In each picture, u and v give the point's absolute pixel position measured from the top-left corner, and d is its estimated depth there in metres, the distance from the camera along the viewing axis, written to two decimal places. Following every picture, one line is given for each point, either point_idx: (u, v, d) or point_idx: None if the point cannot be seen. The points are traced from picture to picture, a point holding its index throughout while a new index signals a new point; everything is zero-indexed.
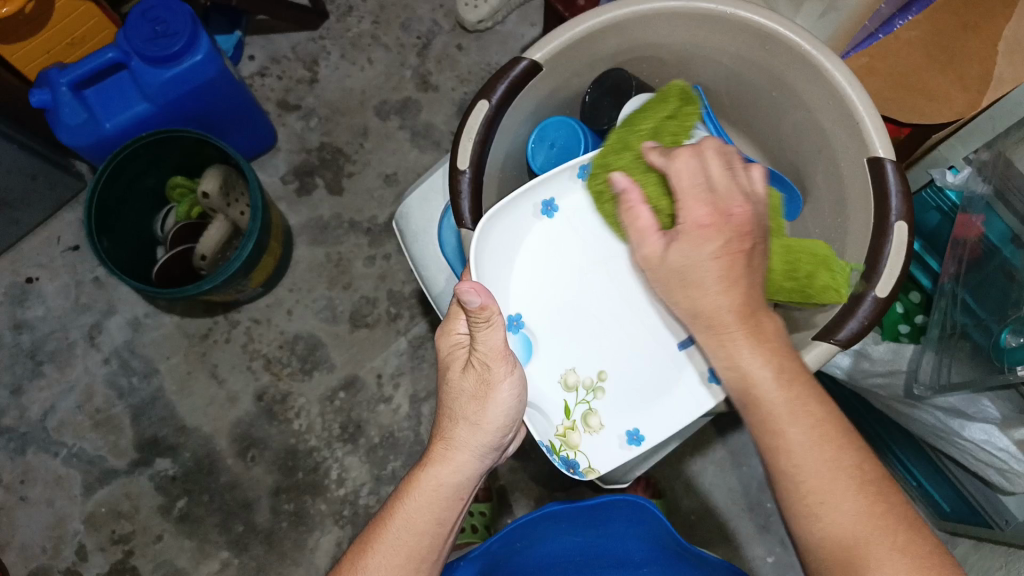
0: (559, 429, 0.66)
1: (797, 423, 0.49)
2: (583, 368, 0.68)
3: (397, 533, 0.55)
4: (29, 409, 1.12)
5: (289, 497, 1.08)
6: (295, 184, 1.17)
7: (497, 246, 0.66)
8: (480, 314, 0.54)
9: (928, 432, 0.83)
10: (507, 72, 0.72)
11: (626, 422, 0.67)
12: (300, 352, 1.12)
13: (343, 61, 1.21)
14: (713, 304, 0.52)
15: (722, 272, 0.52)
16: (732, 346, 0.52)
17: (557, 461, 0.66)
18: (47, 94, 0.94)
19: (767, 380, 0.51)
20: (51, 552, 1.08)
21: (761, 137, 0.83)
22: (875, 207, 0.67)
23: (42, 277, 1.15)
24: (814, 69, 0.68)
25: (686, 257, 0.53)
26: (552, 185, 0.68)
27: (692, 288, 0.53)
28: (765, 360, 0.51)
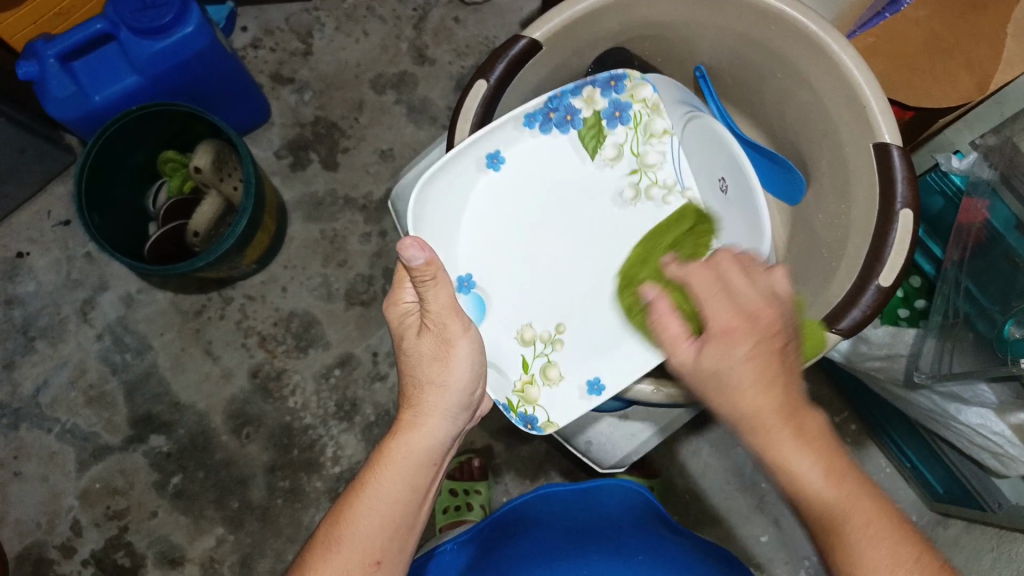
0: (517, 385, 0.70)
1: (871, 540, 0.44)
2: (539, 323, 0.71)
3: (370, 502, 0.54)
4: (22, 385, 1.11)
5: (284, 474, 1.08)
6: (288, 159, 1.15)
7: (440, 203, 0.71)
8: (425, 271, 0.53)
9: (927, 417, 0.83)
10: (507, 50, 0.71)
11: (587, 371, 0.70)
12: (295, 329, 1.11)
13: (338, 33, 1.18)
14: (750, 409, 0.47)
15: (757, 376, 0.47)
16: (781, 451, 0.46)
17: (515, 418, 0.70)
18: (33, 66, 0.91)
19: (819, 484, 0.45)
20: (46, 528, 1.08)
21: (763, 118, 0.81)
22: (880, 193, 0.66)
23: (33, 252, 1.13)
24: (820, 50, 0.67)
25: (719, 364, 0.49)
26: (497, 137, 0.72)
27: (731, 395, 0.48)
28: (820, 466, 0.46)
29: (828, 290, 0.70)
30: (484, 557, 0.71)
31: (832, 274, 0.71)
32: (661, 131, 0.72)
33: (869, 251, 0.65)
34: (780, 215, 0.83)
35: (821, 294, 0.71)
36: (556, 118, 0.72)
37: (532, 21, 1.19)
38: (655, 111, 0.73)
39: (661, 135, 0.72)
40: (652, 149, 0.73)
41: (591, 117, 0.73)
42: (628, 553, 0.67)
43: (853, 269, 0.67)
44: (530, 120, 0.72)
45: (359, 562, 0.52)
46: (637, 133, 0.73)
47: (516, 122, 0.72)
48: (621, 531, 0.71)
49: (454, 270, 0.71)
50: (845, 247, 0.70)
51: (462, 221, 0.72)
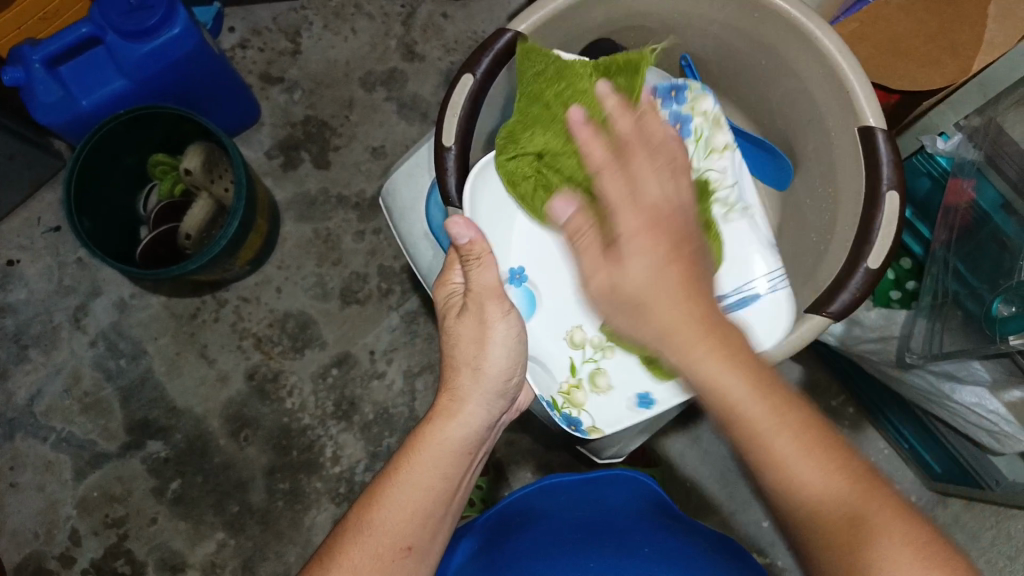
0: (563, 386, 0.72)
1: (782, 433, 0.46)
2: (590, 329, 0.74)
3: (404, 487, 0.55)
4: (17, 393, 1.10)
5: (284, 476, 1.07)
6: (279, 159, 1.14)
7: (493, 202, 0.72)
8: (469, 250, 0.57)
9: (923, 398, 0.82)
10: (491, 44, 0.70)
11: (637, 386, 0.72)
12: (291, 330, 1.11)
13: (326, 31, 1.18)
14: (670, 321, 0.49)
15: (682, 277, 0.50)
16: (706, 365, 0.48)
17: (559, 418, 0.71)
18: (20, 71, 0.91)
19: (744, 395, 0.47)
20: (44, 538, 1.06)
21: (750, 105, 0.81)
22: (867, 178, 0.65)
23: (24, 260, 1.12)
24: (805, 37, 0.67)
25: (641, 286, 0.50)
26: None
27: (646, 313, 0.50)
28: (736, 372, 0.48)
29: (818, 273, 0.70)
30: (493, 547, 0.70)
31: (822, 259, 0.70)
32: (721, 146, 0.72)
33: (856, 235, 0.65)
34: (772, 203, 0.82)
35: (812, 278, 0.70)
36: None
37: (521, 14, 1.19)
38: (716, 126, 0.73)
39: (721, 151, 0.72)
40: (712, 166, 0.72)
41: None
42: (635, 546, 0.65)
43: (841, 254, 0.67)
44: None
45: (390, 546, 0.53)
46: (699, 147, 0.73)
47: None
48: (631, 524, 0.69)
49: (508, 263, 0.72)
50: (833, 232, 0.69)
51: (516, 224, 0.73)
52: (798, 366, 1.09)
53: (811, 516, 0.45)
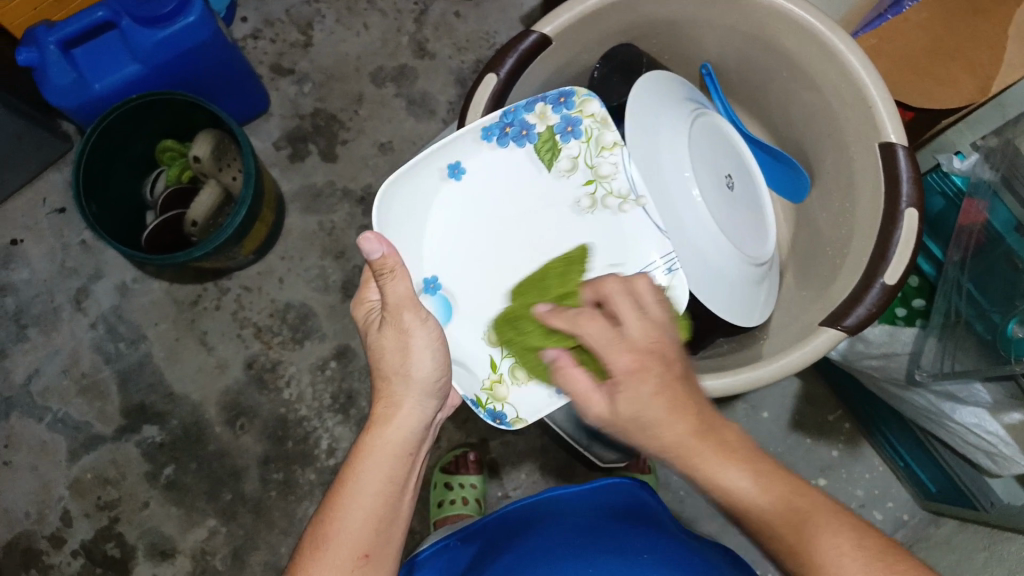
0: (485, 383, 0.69)
1: (775, 504, 0.44)
2: None
3: (352, 498, 0.54)
4: (14, 372, 1.10)
5: (278, 466, 1.08)
6: (287, 150, 1.15)
7: (401, 212, 0.70)
8: (383, 264, 0.55)
9: (921, 414, 0.83)
10: (516, 45, 0.71)
11: None
12: (291, 321, 1.11)
13: (338, 25, 1.18)
14: (670, 440, 0.47)
15: (669, 404, 0.47)
16: (700, 462, 0.46)
17: (483, 414, 0.69)
18: (34, 52, 0.91)
19: (741, 484, 0.45)
20: (35, 518, 1.07)
21: (770, 120, 0.83)
22: (886, 193, 0.66)
23: (27, 239, 1.12)
24: (827, 51, 0.68)
25: (634, 406, 0.48)
26: (455, 149, 0.71)
27: (651, 432, 0.48)
28: (738, 466, 0.46)
29: (831, 289, 0.70)
30: (491, 555, 0.71)
31: (837, 271, 0.71)
32: (611, 143, 0.70)
33: (874, 249, 0.66)
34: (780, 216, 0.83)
35: (825, 291, 0.71)
36: (512, 132, 0.71)
37: (533, 17, 1.19)
38: (604, 125, 0.71)
39: (612, 147, 0.70)
40: (604, 161, 0.71)
41: (545, 132, 0.71)
42: (634, 551, 0.65)
43: (857, 267, 0.68)
44: (490, 133, 0.71)
45: (348, 554, 0.52)
46: (589, 147, 0.71)
47: (475, 135, 0.71)
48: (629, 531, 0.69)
49: (419, 273, 0.69)
50: (849, 247, 0.70)
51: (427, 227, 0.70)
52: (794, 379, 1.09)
53: None
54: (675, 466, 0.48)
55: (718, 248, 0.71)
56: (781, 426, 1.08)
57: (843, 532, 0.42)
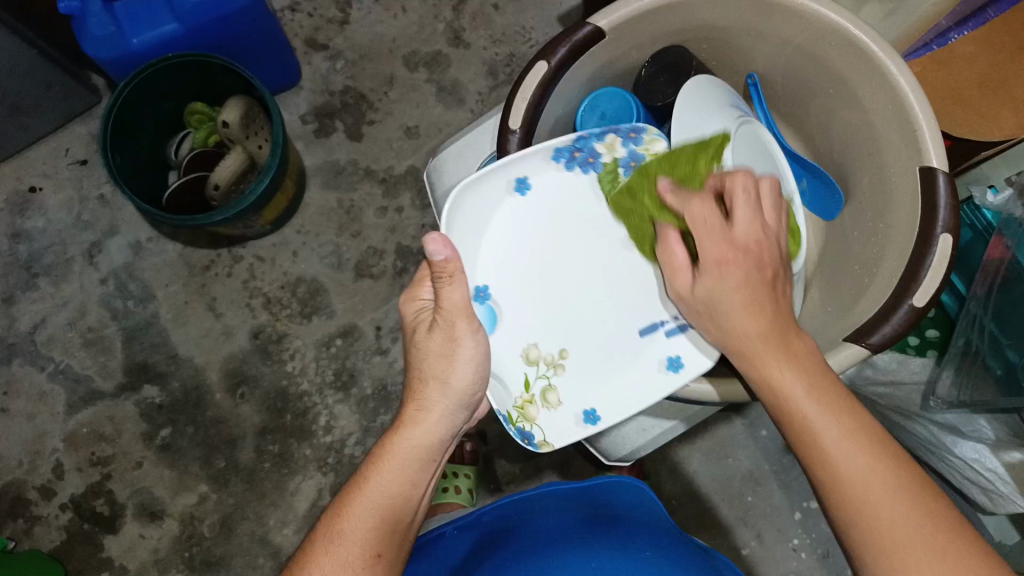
0: (517, 402, 0.67)
1: (829, 425, 0.48)
2: (545, 344, 0.68)
3: (372, 497, 0.54)
4: (20, 319, 1.10)
5: (274, 438, 1.08)
6: (313, 125, 1.15)
7: (467, 219, 0.67)
8: (444, 268, 0.57)
9: (921, 445, 0.84)
10: (571, 35, 0.72)
11: (584, 400, 0.68)
12: (301, 295, 1.11)
13: (376, 6, 1.18)
14: (741, 329, 0.53)
15: (744, 301, 0.53)
16: (768, 364, 0.52)
17: (512, 432, 0.67)
18: (76, 1, 0.92)
19: (799, 395, 0.50)
20: (28, 467, 1.07)
21: (809, 134, 0.84)
22: (921, 216, 0.67)
23: (46, 189, 1.12)
24: (878, 71, 0.69)
25: (710, 290, 0.56)
26: (527, 162, 0.69)
27: (722, 315, 0.55)
28: (800, 377, 0.51)
29: (857, 306, 0.71)
30: (489, 546, 0.71)
31: (864, 290, 0.72)
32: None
33: (904, 271, 0.66)
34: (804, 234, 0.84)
35: (849, 311, 0.72)
36: (580, 157, 0.70)
37: (570, 16, 1.20)
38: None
39: None
40: None
41: (610, 162, 0.70)
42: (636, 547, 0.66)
43: (886, 286, 0.68)
44: (562, 155, 0.70)
45: (359, 554, 0.52)
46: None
47: (546, 155, 0.69)
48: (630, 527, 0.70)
49: (472, 278, 0.66)
50: (879, 267, 0.71)
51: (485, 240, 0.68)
52: None
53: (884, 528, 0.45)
54: (739, 354, 0.54)
55: None
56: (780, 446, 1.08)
57: (884, 459, 0.47)
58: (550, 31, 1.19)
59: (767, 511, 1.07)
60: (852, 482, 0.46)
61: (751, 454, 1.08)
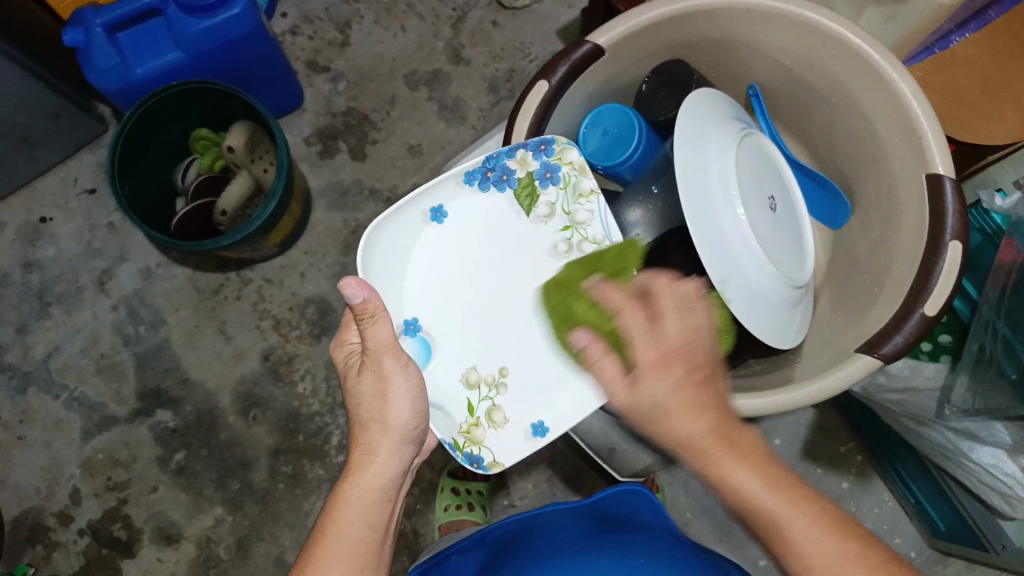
0: (463, 426, 0.69)
1: (790, 514, 0.46)
2: (484, 367, 0.70)
3: (331, 545, 0.54)
4: (33, 348, 1.11)
5: (288, 459, 1.09)
6: (317, 146, 1.16)
7: (387, 257, 0.69)
8: (364, 309, 0.56)
9: (937, 452, 0.83)
10: (570, 53, 0.72)
11: (531, 415, 0.69)
12: (310, 315, 1.12)
13: (376, 26, 1.19)
14: (689, 435, 0.47)
15: (688, 404, 0.48)
16: (726, 471, 0.47)
17: (461, 457, 0.69)
18: (80, 33, 0.92)
19: (758, 491, 0.46)
20: (45, 494, 1.08)
21: (813, 144, 0.84)
22: (929, 222, 0.67)
23: (56, 218, 1.14)
24: (880, 79, 0.69)
25: (656, 400, 0.48)
26: (438, 193, 0.71)
27: (667, 424, 0.48)
28: (757, 478, 0.47)
29: (869, 315, 0.71)
30: (503, 555, 0.72)
31: (874, 299, 0.72)
32: (588, 191, 0.71)
33: (915, 279, 0.66)
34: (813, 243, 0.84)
35: (860, 320, 0.72)
36: (494, 177, 0.71)
37: (570, 29, 1.20)
38: (582, 172, 0.71)
39: (589, 195, 0.71)
40: (580, 208, 0.71)
41: (525, 178, 0.71)
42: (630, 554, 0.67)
43: (898, 294, 0.68)
44: (472, 178, 0.71)
45: None
46: (566, 194, 0.71)
47: (457, 180, 0.71)
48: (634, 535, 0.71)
49: (401, 313, 0.69)
50: (888, 274, 0.71)
51: (409, 270, 0.70)
52: (809, 409, 1.09)
53: None
54: (689, 464, 0.48)
55: (763, 271, 0.69)
56: (793, 454, 1.08)
57: (822, 532, 0.45)
58: (549, 45, 1.20)
59: None
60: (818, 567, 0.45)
61: None
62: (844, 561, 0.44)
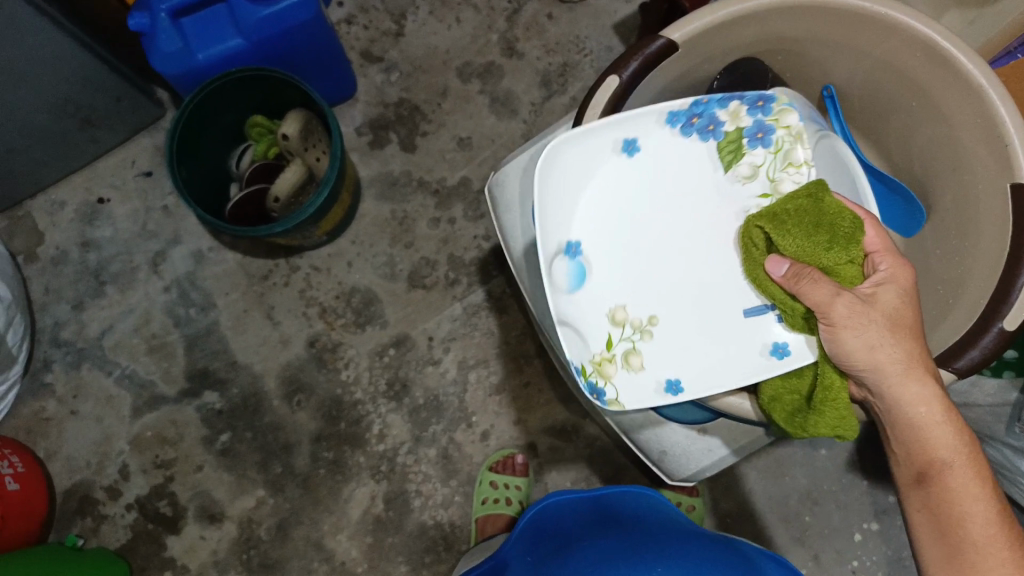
0: (595, 356, 0.68)
1: (950, 448, 0.56)
2: (634, 308, 0.68)
3: None
4: (88, 325, 1.14)
5: (329, 445, 1.10)
6: (369, 137, 1.16)
7: (565, 174, 0.67)
8: None
9: (995, 471, 0.81)
10: (643, 48, 0.71)
11: (667, 370, 0.68)
12: (356, 304, 1.13)
13: (431, 17, 1.19)
14: (900, 357, 0.57)
15: (909, 317, 0.58)
16: (918, 399, 0.57)
17: (583, 384, 0.68)
18: (145, 18, 0.93)
19: (934, 419, 0.57)
20: (95, 468, 1.11)
21: (886, 150, 0.82)
22: (1012, 233, 0.65)
23: (113, 200, 1.16)
24: (968, 85, 0.67)
25: (897, 303, 0.58)
26: (637, 125, 0.68)
27: (897, 330, 0.57)
28: (936, 406, 0.57)
29: (940, 330, 0.69)
30: (551, 553, 0.72)
31: (948, 313, 0.70)
32: (800, 161, 0.68)
33: (995, 291, 0.64)
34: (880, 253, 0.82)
35: (930, 337, 0.70)
36: (699, 124, 0.68)
37: (626, 24, 1.19)
38: (798, 139, 0.68)
39: (799, 166, 0.68)
40: (787, 178, 0.68)
41: (733, 132, 0.68)
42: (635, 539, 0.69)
43: (975, 308, 0.66)
44: (675, 118, 0.68)
45: None
46: (776, 158, 0.68)
47: (659, 117, 0.68)
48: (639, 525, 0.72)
49: (567, 233, 0.67)
50: (964, 286, 0.69)
51: (582, 196, 0.67)
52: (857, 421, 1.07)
53: (982, 559, 0.54)
54: (871, 379, 0.58)
55: None
56: (838, 466, 1.07)
57: (972, 474, 0.56)
58: (605, 40, 1.19)
59: (824, 531, 1.06)
60: (961, 496, 0.56)
61: (808, 472, 1.07)
62: (983, 501, 0.55)
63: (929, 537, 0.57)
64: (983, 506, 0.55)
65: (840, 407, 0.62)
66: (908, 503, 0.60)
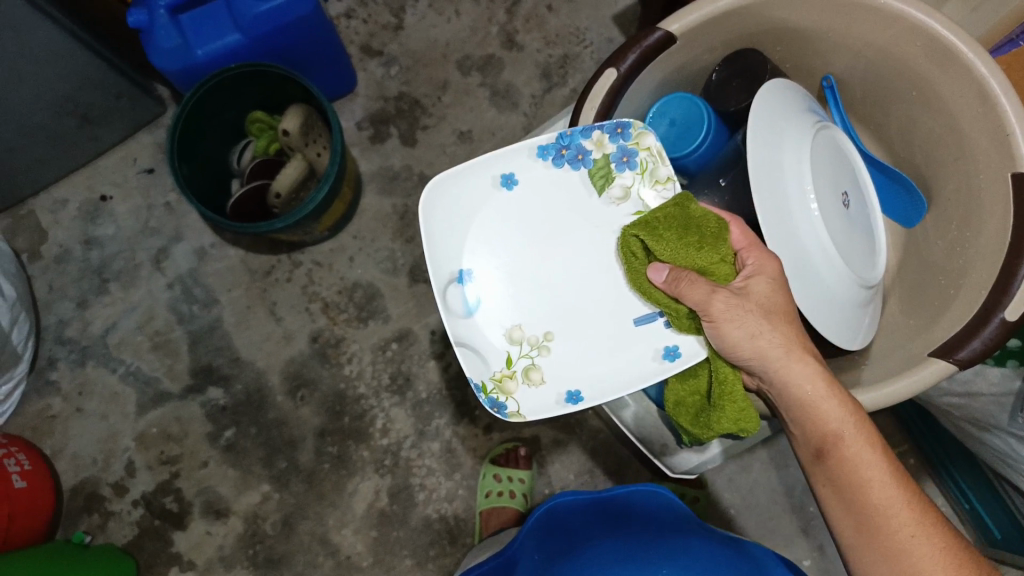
0: (496, 374, 0.69)
1: (840, 419, 0.56)
2: (529, 327, 0.70)
3: None
4: (92, 323, 1.14)
5: (333, 440, 1.10)
6: (369, 131, 1.16)
7: (450, 210, 0.69)
8: None
9: (998, 458, 0.82)
10: (640, 41, 0.72)
11: (569, 383, 0.70)
12: (358, 300, 1.13)
13: (430, 10, 1.18)
14: (775, 341, 0.58)
15: (783, 306, 0.60)
16: (799, 376, 0.57)
17: (484, 401, 0.69)
18: (144, 14, 0.94)
19: (819, 394, 0.57)
20: (101, 464, 1.11)
21: (887, 139, 0.81)
22: (1015, 223, 0.65)
23: (115, 197, 1.16)
24: (969, 74, 0.66)
25: (770, 293, 0.59)
26: (510, 159, 0.70)
27: (772, 319, 0.58)
28: (818, 381, 0.57)
29: (941, 321, 0.68)
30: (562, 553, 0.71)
31: (949, 304, 0.69)
32: (665, 177, 0.70)
33: (998, 280, 0.64)
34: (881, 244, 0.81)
35: (930, 328, 0.70)
36: (568, 155, 0.71)
37: (626, 16, 1.19)
38: (659, 158, 0.70)
39: (665, 182, 0.70)
40: (655, 195, 0.70)
41: (600, 159, 0.71)
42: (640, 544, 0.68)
43: (977, 298, 0.66)
44: (545, 151, 0.71)
45: None
46: (643, 178, 0.71)
47: (530, 151, 0.70)
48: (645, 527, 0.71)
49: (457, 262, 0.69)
50: (966, 277, 0.69)
51: (470, 227, 0.70)
52: None
53: (889, 526, 0.53)
54: (756, 363, 0.59)
55: (835, 271, 0.67)
56: None
57: (866, 442, 0.56)
58: (606, 31, 1.18)
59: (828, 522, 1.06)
60: (857, 466, 0.55)
61: None
62: (881, 468, 0.55)
63: (838, 515, 0.56)
64: (882, 473, 0.55)
65: (736, 398, 0.61)
66: (813, 481, 0.59)
